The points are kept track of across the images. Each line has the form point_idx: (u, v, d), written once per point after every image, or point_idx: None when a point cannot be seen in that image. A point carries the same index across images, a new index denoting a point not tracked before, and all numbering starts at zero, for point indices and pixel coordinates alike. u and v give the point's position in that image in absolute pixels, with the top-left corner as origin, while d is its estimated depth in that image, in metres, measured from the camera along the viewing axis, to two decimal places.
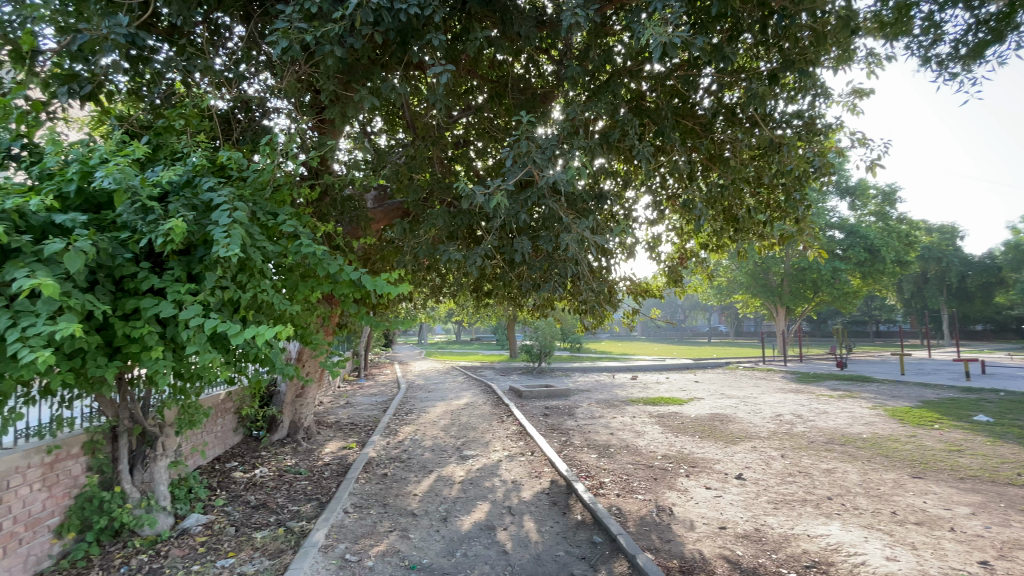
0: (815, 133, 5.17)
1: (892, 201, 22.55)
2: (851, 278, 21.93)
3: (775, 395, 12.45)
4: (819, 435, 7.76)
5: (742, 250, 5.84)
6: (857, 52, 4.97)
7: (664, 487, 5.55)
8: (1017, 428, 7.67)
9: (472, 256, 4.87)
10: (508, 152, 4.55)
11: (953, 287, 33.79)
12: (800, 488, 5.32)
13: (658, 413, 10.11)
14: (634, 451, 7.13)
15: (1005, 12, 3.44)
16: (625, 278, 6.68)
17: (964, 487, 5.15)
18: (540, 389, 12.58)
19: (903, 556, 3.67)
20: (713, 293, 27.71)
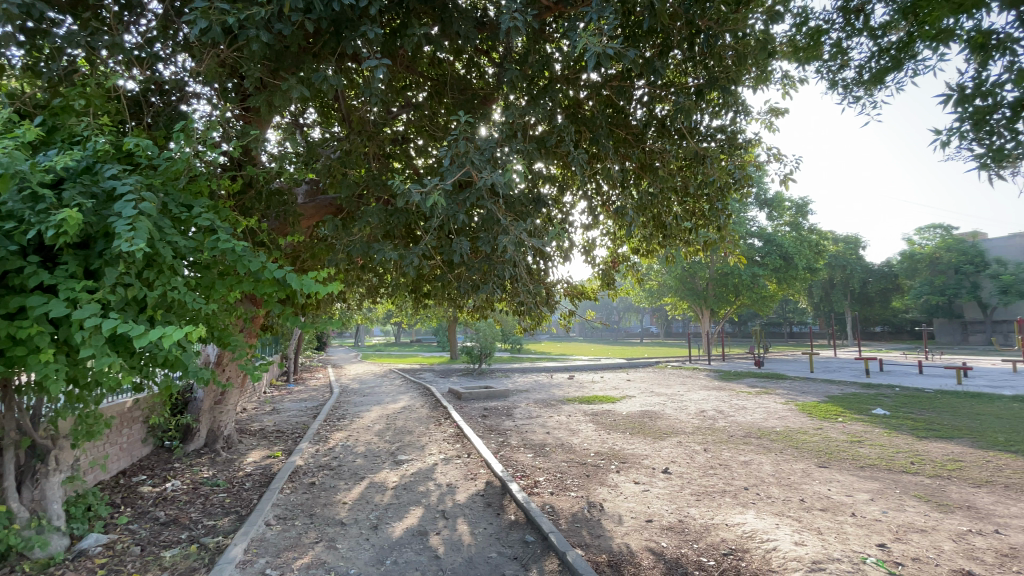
0: (736, 147, 5.51)
1: (804, 213, 24.59)
2: (768, 283, 23.71)
3: (701, 392, 13.19)
4: (738, 429, 8.29)
5: (670, 255, 6.13)
6: (773, 74, 5.37)
7: (595, 484, 5.70)
8: (907, 420, 8.56)
9: (409, 256, 4.75)
10: (446, 152, 4.47)
11: (855, 293, 37.34)
12: (720, 480, 5.65)
13: (592, 411, 10.39)
14: (568, 449, 7.27)
15: (905, 42, 3.81)
16: (562, 280, 6.82)
17: (863, 475, 5.67)
18: (479, 390, 12.56)
19: (810, 541, 3.97)
20: (646, 295, 28.95)
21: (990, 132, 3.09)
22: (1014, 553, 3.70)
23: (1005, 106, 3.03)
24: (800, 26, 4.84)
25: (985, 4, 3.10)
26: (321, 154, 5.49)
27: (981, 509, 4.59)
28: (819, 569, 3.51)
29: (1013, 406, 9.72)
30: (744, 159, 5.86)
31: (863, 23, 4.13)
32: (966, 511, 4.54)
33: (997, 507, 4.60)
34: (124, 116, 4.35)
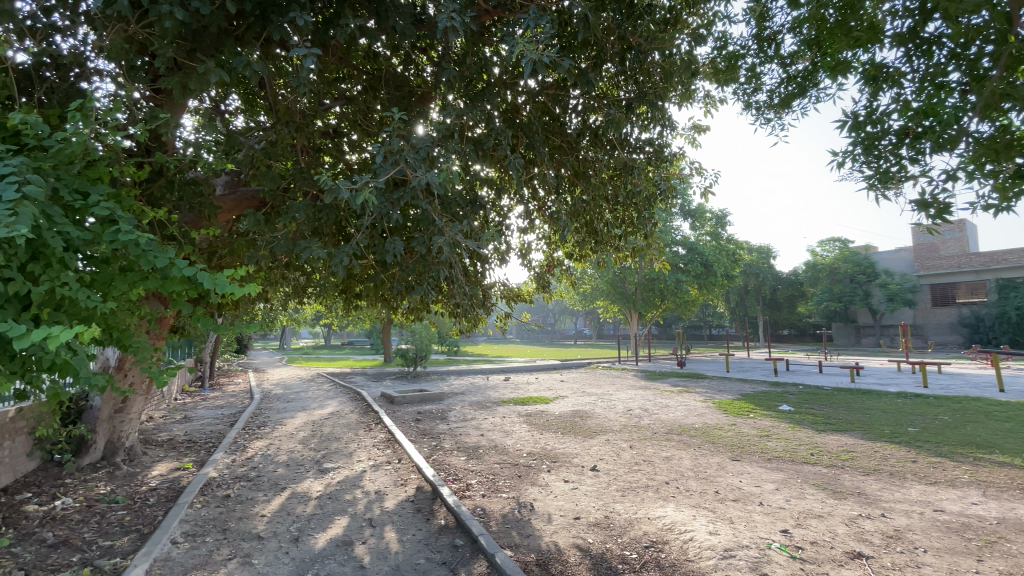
0: (663, 160, 5.82)
1: (723, 224, 26.36)
2: (690, 288, 25.18)
3: (629, 391, 13.73)
4: (662, 426, 8.73)
5: (602, 261, 6.34)
6: (696, 93, 5.72)
7: (527, 484, 5.77)
8: (809, 416, 9.42)
9: (337, 255, 4.54)
10: (378, 149, 4.33)
11: (767, 299, 40.61)
12: (644, 475, 5.92)
13: (526, 412, 10.51)
14: (501, 451, 7.30)
15: (810, 72, 4.21)
16: (498, 283, 6.85)
17: (770, 466, 6.17)
18: (413, 394, 12.31)
19: (723, 530, 4.25)
20: (579, 299, 29.76)
21: (877, 156, 3.47)
22: (896, 534, 4.15)
23: (889, 134, 3.42)
24: (720, 50, 5.20)
25: (873, 43, 3.49)
26: (244, 145, 5.14)
27: (868, 494, 5.13)
28: (731, 556, 3.76)
29: (894, 401, 10.97)
30: (669, 172, 6.18)
31: (774, 52, 4.50)
32: (856, 497, 5.06)
33: (881, 493, 5.17)
34: (10, 90, 3.86)
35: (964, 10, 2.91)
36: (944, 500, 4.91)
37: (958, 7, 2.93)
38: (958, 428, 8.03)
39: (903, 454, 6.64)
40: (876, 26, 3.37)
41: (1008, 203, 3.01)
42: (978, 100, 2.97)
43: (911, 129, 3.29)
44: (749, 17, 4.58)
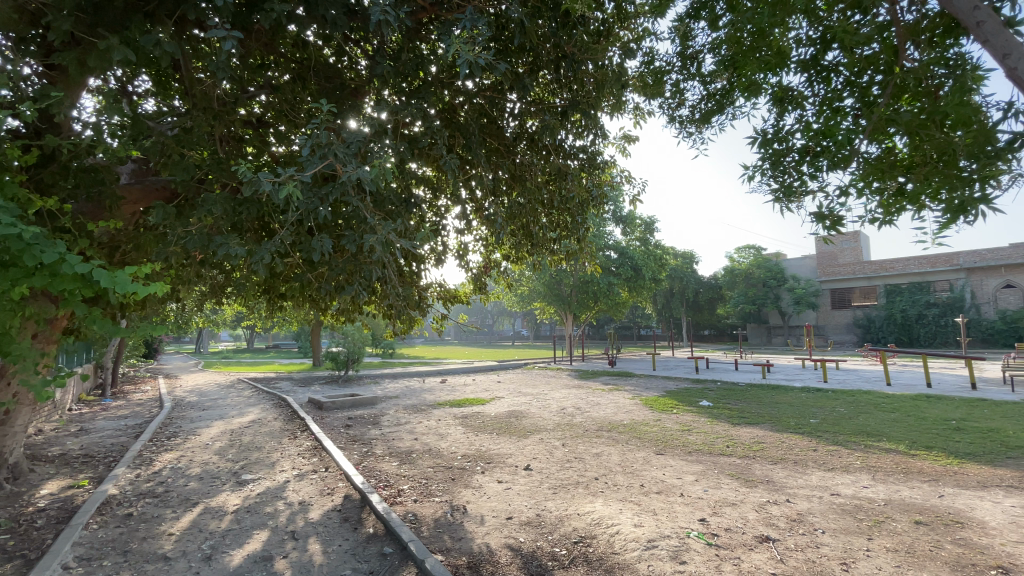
0: (595, 167, 6.01)
1: (652, 230, 27.67)
2: (621, 291, 26.18)
3: (562, 391, 14.03)
4: (593, 424, 9.02)
5: (537, 263, 6.43)
6: (626, 104, 5.97)
7: (460, 486, 5.73)
8: (725, 410, 10.12)
9: (258, 252, 4.26)
10: (305, 141, 4.10)
11: (691, 301, 43.13)
12: (575, 472, 6.08)
13: (461, 414, 10.43)
14: (435, 454, 7.21)
15: (727, 90, 4.51)
16: (434, 284, 6.77)
17: (691, 459, 6.55)
18: (344, 399, 11.85)
19: (647, 522, 4.45)
20: (516, 300, 30.03)
21: (783, 171, 3.78)
22: (799, 518, 4.55)
23: (793, 151, 3.73)
24: (647, 64, 5.46)
25: (781, 68, 3.81)
26: (153, 130, 4.70)
27: (776, 482, 5.59)
28: (653, 546, 3.95)
29: (799, 395, 12.04)
30: (602, 179, 6.40)
31: (697, 70, 4.78)
32: (766, 485, 5.49)
33: (786, 480, 5.64)
34: None
35: (856, 41, 3.23)
36: (840, 485, 5.45)
37: (852, 39, 3.25)
38: (852, 419, 8.94)
39: (806, 443, 7.29)
40: (783, 51, 3.68)
41: (890, 218, 3.36)
42: (868, 123, 3.30)
43: (812, 147, 3.61)
44: (673, 35, 4.85)
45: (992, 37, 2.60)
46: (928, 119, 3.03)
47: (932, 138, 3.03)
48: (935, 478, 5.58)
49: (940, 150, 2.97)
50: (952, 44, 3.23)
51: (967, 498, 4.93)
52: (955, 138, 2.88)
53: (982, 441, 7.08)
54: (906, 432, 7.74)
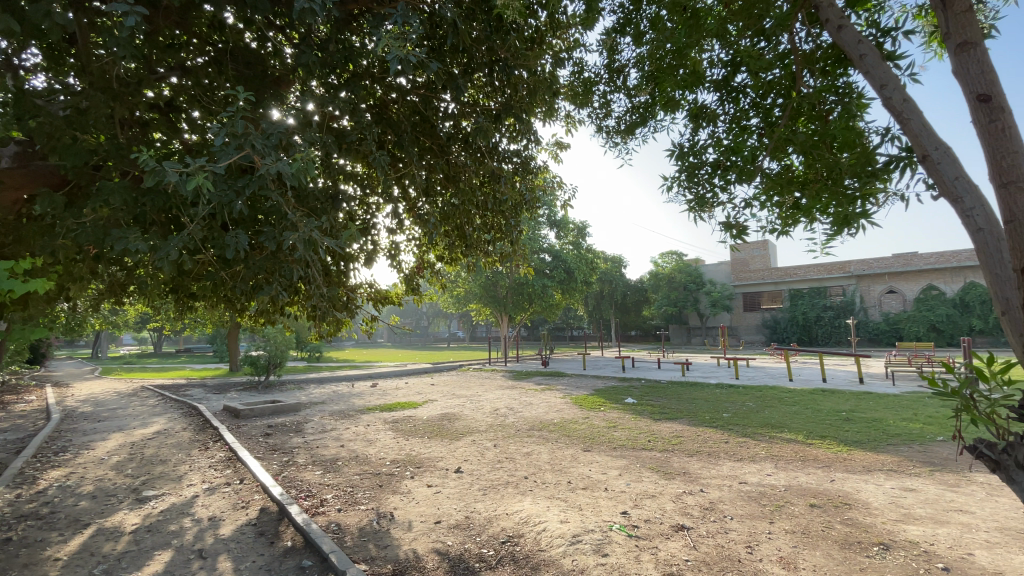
0: (529, 171, 6.05)
1: (584, 234, 28.53)
2: (555, 293, 26.72)
3: (495, 392, 14.10)
4: (524, 424, 9.14)
5: (471, 265, 6.39)
6: (557, 112, 6.11)
7: (387, 493, 5.58)
8: (649, 407, 10.65)
9: (163, 248, 3.92)
10: (217, 130, 3.81)
11: (620, 303, 44.97)
12: (504, 472, 6.13)
13: (392, 419, 10.17)
14: (362, 461, 6.97)
15: (648, 104, 4.75)
16: (364, 284, 6.55)
17: (616, 454, 6.82)
18: (263, 406, 11.15)
19: (572, 518, 4.58)
20: (451, 301, 29.81)
21: (697, 183, 4.04)
22: (711, 506, 4.88)
23: (707, 165, 3.99)
24: (577, 74, 5.63)
25: (696, 87, 4.07)
26: (40, 109, 4.21)
27: (691, 473, 5.96)
28: (578, 541, 4.07)
29: (714, 391, 12.92)
30: (535, 184, 6.48)
31: (623, 83, 5.00)
32: (682, 476, 5.83)
33: (701, 471, 6.03)
34: None
35: (760, 66, 3.53)
36: (747, 473, 5.91)
37: (757, 62, 3.53)
38: (759, 412, 9.74)
39: (719, 436, 7.83)
40: (699, 72, 3.95)
41: (789, 229, 3.67)
42: (770, 142, 3.59)
43: (722, 162, 3.88)
44: (602, 48, 5.05)
45: (873, 69, 2.45)
46: (820, 140, 3.34)
47: (823, 157, 3.33)
48: (827, 464, 6.21)
49: (830, 169, 3.28)
50: (842, 74, 3.46)
51: (853, 482, 5.53)
52: (842, 158, 3.20)
53: (865, 429, 7.97)
54: (804, 423, 8.55)
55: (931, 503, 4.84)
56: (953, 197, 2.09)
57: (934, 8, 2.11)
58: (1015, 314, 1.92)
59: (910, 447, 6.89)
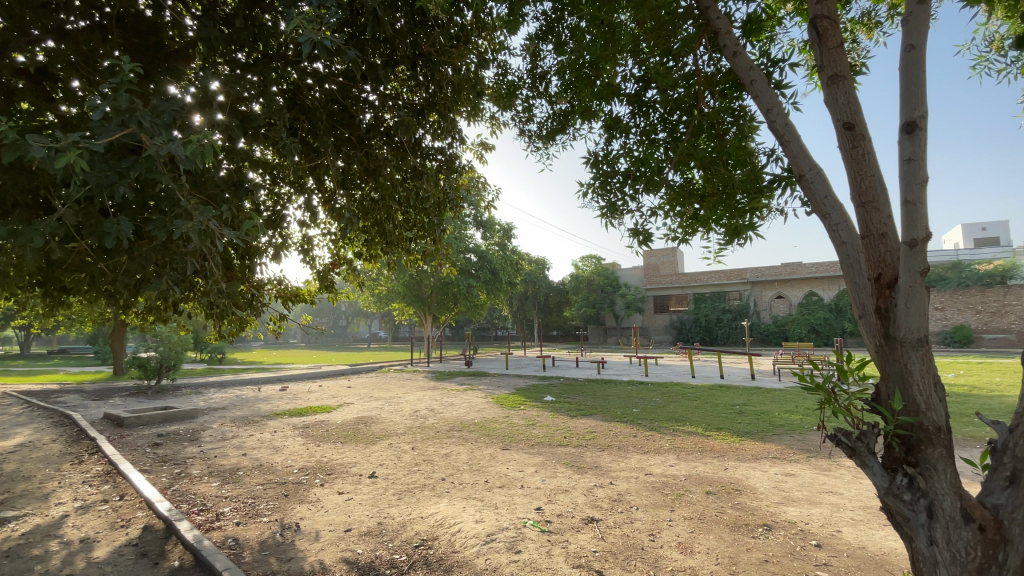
0: (453, 170, 5.95)
1: (510, 235, 28.81)
2: (480, 293, 26.69)
3: (415, 393, 13.82)
4: (444, 425, 9.04)
5: (391, 263, 6.16)
6: (482, 113, 6.11)
7: (294, 503, 5.25)
8: (566, 404, 10.99)
9: (22, 234, 3.37)
10: (97, 101, 3.37)
11: (543, 304, 46.03)
12: (421, 475, 6.02)
13: (302, 424, 9.62)
14: (267, 469, 6.51)
15: (566, 112, 4.90)
16: (272, 281, 6.10)
17: (533, 452, 6.96)
18: (153, 413, 10.07)
19: (488, 517, 4.59)
20: (372, 300, 28.84)
21: (610, 190, 4.22)
22: (619, 497, 5.13)
23: (618, 174, 4.19)
24: (502, 76, 5.67)
25: (611, 99, 4.26)
26: None
27: (603, 467, 6.22)
28: (492, 540, 4.09)
29: (627, 389, 13.62)
30: (459, 183, 6.41)
31: (544, 89, 5.11)
32: (594, 470, 6.07)
33: (612, 465, 6.31)
34: None
35: (667, 84, 3.77)
36: (652, 465, 6.29)
37: (664, 80, 3.77)
38: (665, 407, 10.41)
39: (629, 430, 8.25)
40: (613, 85, 4.14)
41: (688, 238, 3.96)
42: (675, 156, 3.83)
43: (632, 172, 4.10)
44: (525, 53, 5.12)
45: (762, 94, 2.68)
46: (718, 157, 3.62)
47: (720, 172, 3.61)
48: (722, 454, 6.77)
49: (725, 183, 3.57)
50: (738, 98, 3.80)
51: (744, 469, 6.07)
52: (736, 174, 3.49)
53: (755, 422, 8.79)
54: (704, 417, 9.25)
55: (807, 486, 5.44)
56: (823, 213, 2.34)
57: (812, 42, 2.35)
58: (869, 319, 2.18)
59: (791, 436, 7.71)
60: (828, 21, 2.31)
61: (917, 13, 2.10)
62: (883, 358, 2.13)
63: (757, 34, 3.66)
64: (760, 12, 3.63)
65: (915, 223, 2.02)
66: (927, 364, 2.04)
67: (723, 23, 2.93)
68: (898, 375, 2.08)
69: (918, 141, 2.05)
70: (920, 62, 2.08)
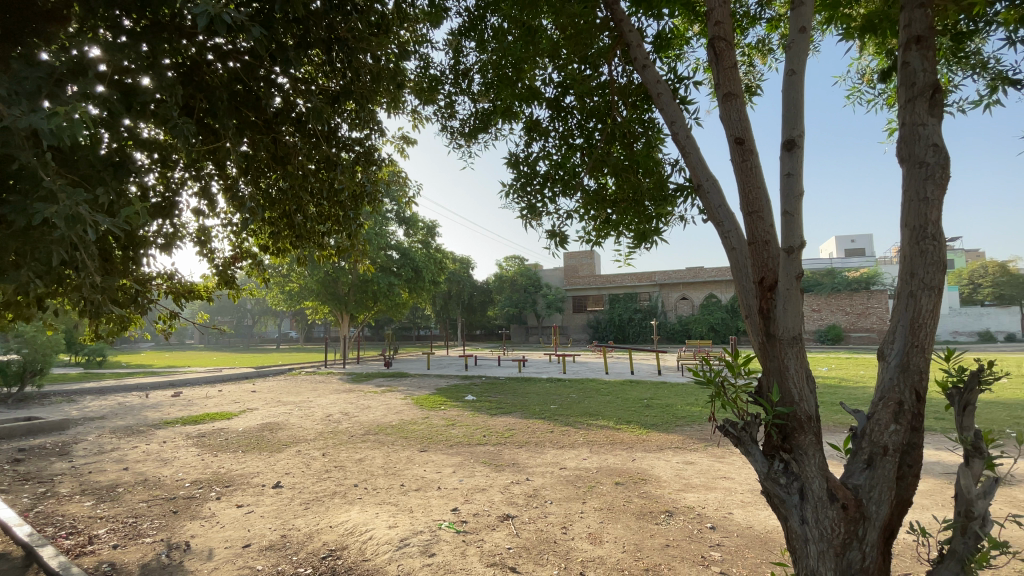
0: (371, 163, 5.69)
1: (434, 233, 28.30)
2: (402, 292, 25.97)
3: (329, 396, 13.15)
4: (359, 428, 8.69)
5: (301, 258, 5.77)
6: (403, 105, 5.92)
7: (184, 520, 4.77)
8: (487, 403, 11.01)
9: None
10: None
11: (467, 303, 45.90)
12: (331, 482, 5.73)
13: (198, 433, 8.78)
14: (153, 484, 5.85)
15: (489, 112, 4.90)
16: (162, 275, 5.48)
17: (451, 452, 6.90)
18: (10, 426, 8.68)
19: (401, 521, 4.47)
20: (282, 297, 27.05)
21: (529, 192, 4.28)
22: (535, 493, 5.23)
23: (539, 176, 4.26)
24: (423, 69, 5.54)
25: (532, 102, 4.32)
26: None
27: (520, 464, 6.31)
28: (405, 545, 3.98)
29: (547, 386, 13.96)
30: (378, 176, 6.16)
31: (467, 86, 5.06)
32: (511, 467, 6.15)
33: (528, 461, 6.42)
34: None
35: (583, 90, 3.90)
36: (567, 459, 6.48)
37: (581, 88, 3.90)
38: (581, 403, 10.78)
39: (546, 426, 8.46)
40: (533, 89, 4.20)
41: (601, 241, 4.12)
42: (590, 161, 3.95)
43: (551, 175, 4.18)
44: (447, 47, 5.04)
45: (667, 107, 2.84)
46: (629, 164, 3.77)
47: (630, 180, 3.79)
48: (631, 446, 7.14)
49: (634, 190, 3.75)
50: (649, 110, 4.00)
51: (650, 459, 6.45)
52: (644, 181, 3.67)
53: (661, 414, 9.39)
54: (616, 411, 9.71)
55: (704, 472, 5.89)
56: (717, 221, 2.53)
57: (710, 61, 2.53)
58: (754, 319, 2.39)
59: (692, 426, 8.32)
60: (724, 42, 2.49)
61: (798, 41, 2.33)
62: (765, 355, 2.34)
63: (666, 50, 3.89)
64: (668, 30, 3.85)
65: (792, 231, 2.24)
66: (800, 360, 2.27)
67: (636, 36, 3.07)
68: (777, 370, 2.29)
69: (796, 158, 2.28)
70: (800, 86, 2.31)
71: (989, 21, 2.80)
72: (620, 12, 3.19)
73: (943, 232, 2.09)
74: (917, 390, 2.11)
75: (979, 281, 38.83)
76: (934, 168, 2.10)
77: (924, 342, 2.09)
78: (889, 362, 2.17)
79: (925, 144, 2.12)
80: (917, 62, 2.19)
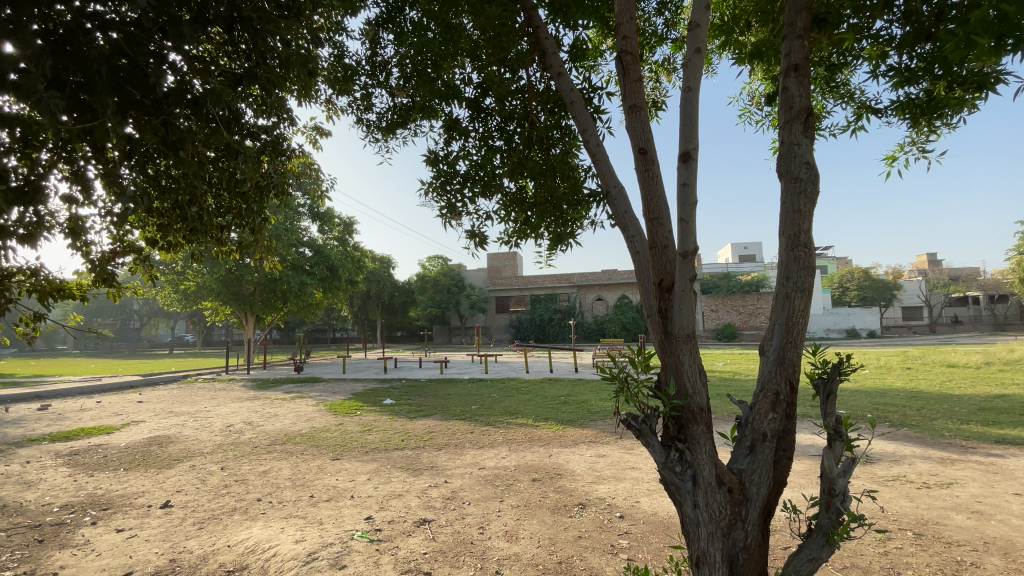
0: (279, 153, 5.32)
1: (351, 231, 27.14)
2: (315, 292, 24.59)
3: (229, 405, 12.12)
4: (263, 438, 8.10)
5: (197, 255, 5.25)
6: (315, 93, 5.60)
7: (49, 550, 4.16)
8: (405, 406, 10.76)
9: None
10: None
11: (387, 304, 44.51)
12: (231, 498, 5.28)
13: (69, 450, 7.70)
14: (9, 512, 5.04)
15: (408, 107, 4.79)
16: (24, 270, 4.72)
17: (366, 459, 6.64)
18: None
19: (310, 535, 4.23)
20: (176, 297, 24.53)
21: (448, 191, 4.24)
22: (452, 495, 5.19)
23: (458, 176, 4.24)
24: (338, 58, 5.29)
25: (451, 101, 4.29)
26: None
27: (438, 467, 6.23)
28: (313, 559, 3.76)
29: (468, 386, 13.92)
30: (286, 167, 5.78)
31: (384, 79, 4.91)
32: (429, 470, 6.05)
33: (447, 463, 6.35)
34: None
35: (502, 91, 3.93)
36: (486, 459, 6.51)
37: (499, 89, 3.92)
38: (501, 402, 10.89)
39: (466, 427, 8.44)
40: (452, 87, 4.16)
41: (520, 243, 4.18)
42: (509, 163, 3.95)
43: (471, 175, 4.16)
44: (363, 37, 4.84)
45: (580, 115, 2.93)
46: (546, 169, 3.85)
47: (547, 184, 3.87)
48: (548, 442, 7.34)
49: (550, 194, 3.85)
50: (565, 117, 4.11)
51: (565, 454, 6.67)
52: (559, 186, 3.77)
53: (577, 410, 9.73)
54: (534, 409, 9.92)
55: (615, 464, 6.20)
56: (623, 225, 2.66)
57: (618, 73, 2.66)
58: (654, 318, 2.53)
59: (605, 421, 8.72)
60: (630, 57, 2.63)
61: (694, 61, 2.52)
62: (663, 351, 2.49)
63: (581, 60, 4.04)
64: (583, 41, 4.00)
65: (687, 235, 2.41)
66: (693, 356, 2.46)
67: (552, 44, 3.15)
68: (673, 365, 2.44)
69: (691, 170, 2.47)
70: (695, 102, 2.50)
71: (856, 54, 3.17)
72: (537, 19, 3.28)
73: (813, 241, 2.35)
74: (791, 380, 2.37)
75: (847, 285, 44.43)
76: (806, 183, 2.36)
77: (796, 338, 2.35)
78: (769, 357, 2.41)
79: (799, 162, 2.38)
80: (794, 88, 2.45)
